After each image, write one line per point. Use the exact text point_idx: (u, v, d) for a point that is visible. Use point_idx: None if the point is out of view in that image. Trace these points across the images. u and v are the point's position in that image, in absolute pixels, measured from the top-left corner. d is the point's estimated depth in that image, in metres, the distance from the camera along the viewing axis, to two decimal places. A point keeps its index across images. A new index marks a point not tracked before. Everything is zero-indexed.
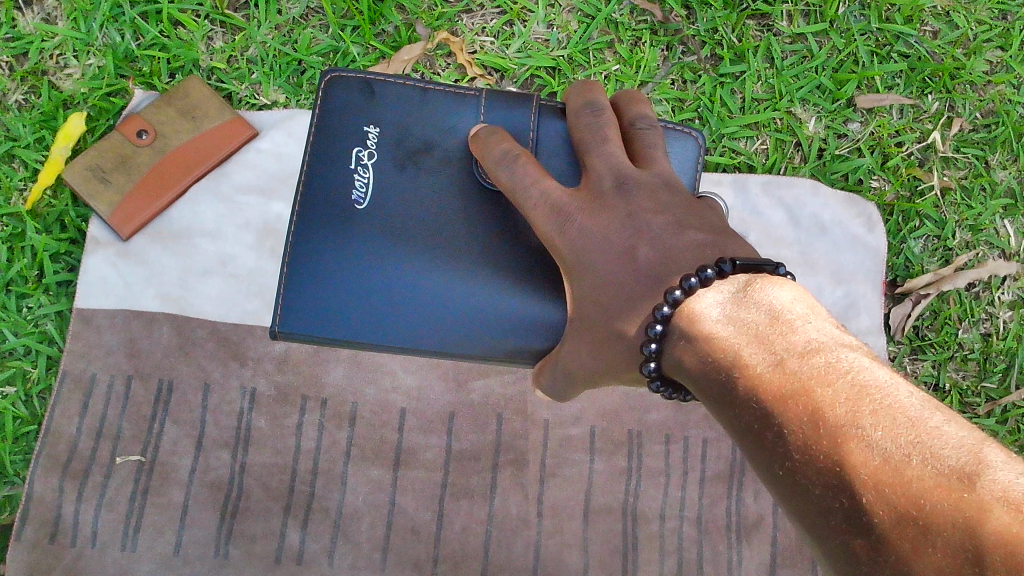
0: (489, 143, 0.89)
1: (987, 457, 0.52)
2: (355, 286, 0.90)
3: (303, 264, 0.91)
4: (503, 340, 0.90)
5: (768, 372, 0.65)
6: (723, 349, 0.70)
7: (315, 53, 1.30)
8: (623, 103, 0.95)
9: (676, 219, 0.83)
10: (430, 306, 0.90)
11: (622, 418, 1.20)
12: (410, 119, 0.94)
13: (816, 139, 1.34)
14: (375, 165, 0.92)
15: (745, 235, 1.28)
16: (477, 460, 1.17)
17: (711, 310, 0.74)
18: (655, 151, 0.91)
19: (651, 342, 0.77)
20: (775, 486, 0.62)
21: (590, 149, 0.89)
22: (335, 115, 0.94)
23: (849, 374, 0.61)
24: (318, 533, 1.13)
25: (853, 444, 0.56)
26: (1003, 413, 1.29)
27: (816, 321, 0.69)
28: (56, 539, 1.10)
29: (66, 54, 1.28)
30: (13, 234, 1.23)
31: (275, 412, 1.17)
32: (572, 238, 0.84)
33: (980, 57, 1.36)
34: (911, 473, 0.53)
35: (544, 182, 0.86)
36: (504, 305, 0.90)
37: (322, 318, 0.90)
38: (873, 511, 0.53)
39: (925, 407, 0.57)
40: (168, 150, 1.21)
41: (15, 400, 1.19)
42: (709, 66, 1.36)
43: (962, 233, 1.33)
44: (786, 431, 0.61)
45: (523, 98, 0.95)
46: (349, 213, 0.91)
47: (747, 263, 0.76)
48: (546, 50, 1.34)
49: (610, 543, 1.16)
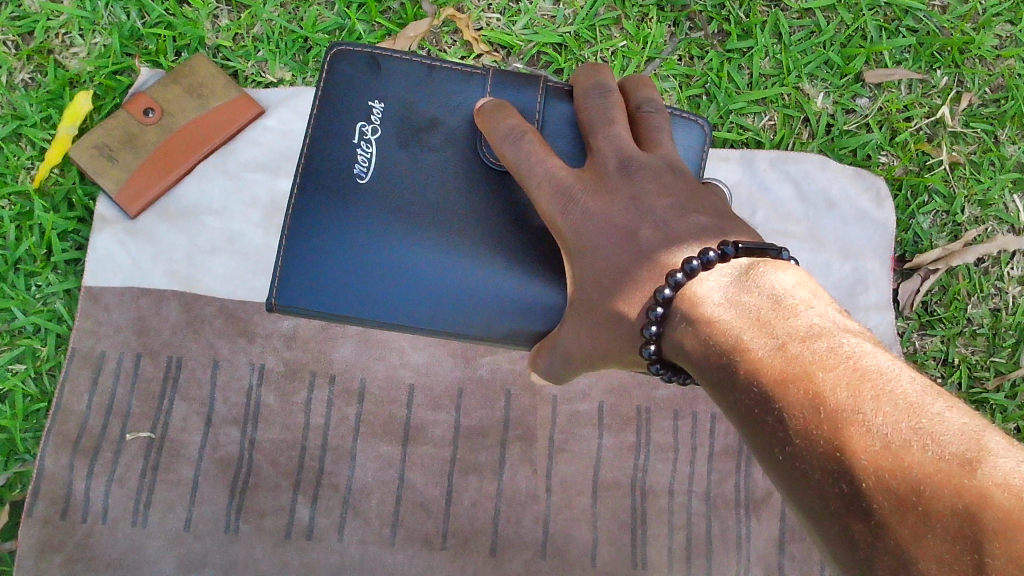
0: (494, 119, 0.88)
1: (988, 444, 0.52)
2: (354, 269, 0.90)
3: (304, 247, 0.91)
4: (501, 321, 0.90)
5: (769, 356, 0.65)
6: (724, 332, 0.70)
7: (321, 30, 1.30)
8: (630, 87, 0.95)
9: (679, 202, 0.83)
10: (429, 288, 0.90)
11: (630, 394, 1.20)
12: (416, 96, 0.94)
13: (824, 115, 1.34)
14: (378, 141, 0.92)
15: (751, 211, 1.27)
16: (485, 436, 1.17)
17: (712, 293, 0.74)
18: (661, 134, 0.90)
19: (651, 325, 0.77)
20: (775, 471, 0.61)
21: (596, 130, 0.88)
22: (340, 88, 0.94)
23: (851, 359, 0.61)
24: (328, 509, 1.13)
25: (854, 429, 0.56)
26: (1012, 387, 1.28)
27: (818, 306, 0.69)
28: (67, 515, 1.11)
29: (72, 33, 1.28)
30: (21, 212, 1.23)
31: (284, 388, 1.17)
32: (576, 218, 0.84)
33: (989, 32, 1.35)
34: (911, 459, 0.52)
35: (550, 161, 0.86)
36: (504, 285, 0.90)
37: (324, 300, 0.91)
38: (872, 496, 0.53)
39: (928, 393, 0.57)
40: (175, 128, 1.21)
41: (25, 376, 1.19)
42: (717, 41, 1.36)
43: (972, 208, 1.32)
44: (786, 416, 0.60)
45: (532, 77, 0.95)
46: (353, 188, 0.91)
47: (750, 246, 0.76)
48: (552, 26, 1.33)
49: (618, 518, 1.16)
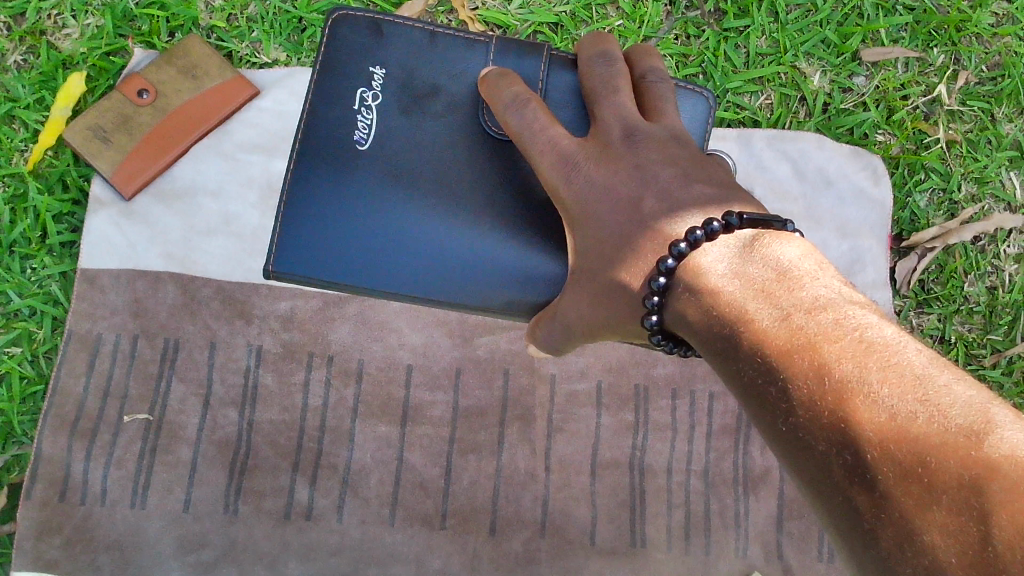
0: (499, 86, 0.88)
1: (996, 416, 0.52)
2: (353, 241, 0.90)
3: (303, 218, 0.90)
4: (501, 292, 0.90)
5: (773, 327, 0.65)
6: (727, 303, 0.70)
7: (315, 10, 1.29)
8: (637, 56, 0.94)
9: (683, 170, 0.82)
10: (429, 260, 0.89)
11: (628, 373, 1.20)
12: (418, 63, 0.93)
13: (821, 94, 1.33)
14: (379, 107, 0.92)
15: (750, 188, 1.27)
16: (484, 416, 1.18)
17: (716, 264, 0.74)
18: (666, 104, 0.90)
19: (653, 296, 0.77)
20: (777, 442, 0.61)
21: (600, 100, 0.88)
22: (343, 53, 0.94)
23: (857, 331, 0.61)
24: (327, 489, 1.13)
25: (859, 401, 0.56)
26: (1009, 365, 1.28)
27: (823, 278, 0.69)
28: (66, 497, 1.10)
29: (64, 14, 1.27)
30: (15, 195, 1.23)
31: (282, 369, 1.17)
32: (579, 187, 0.83)
33: (986, 10, 1.35)
34: (917, 430, 0.52)
35: (554, 128, 0.85)
36: (502, 259, 0.90)
37: (322, 271, 0.90)
38: (877, 468, 0.53)
39: (933, 365, 0.57)
40: (170, 109, 1.21)
41: (21, 359, 1.19)
42: (713, 20, 1.35)
43: (968, 185, 1.32)
44: (790, 386, 0.60)
45: (534, 47, 0.95)
46: (354, 155, 0.91)
47: (754, 217, 0.76)
48: (548, 5, 1.33)
49: (617, 497, 1.16)
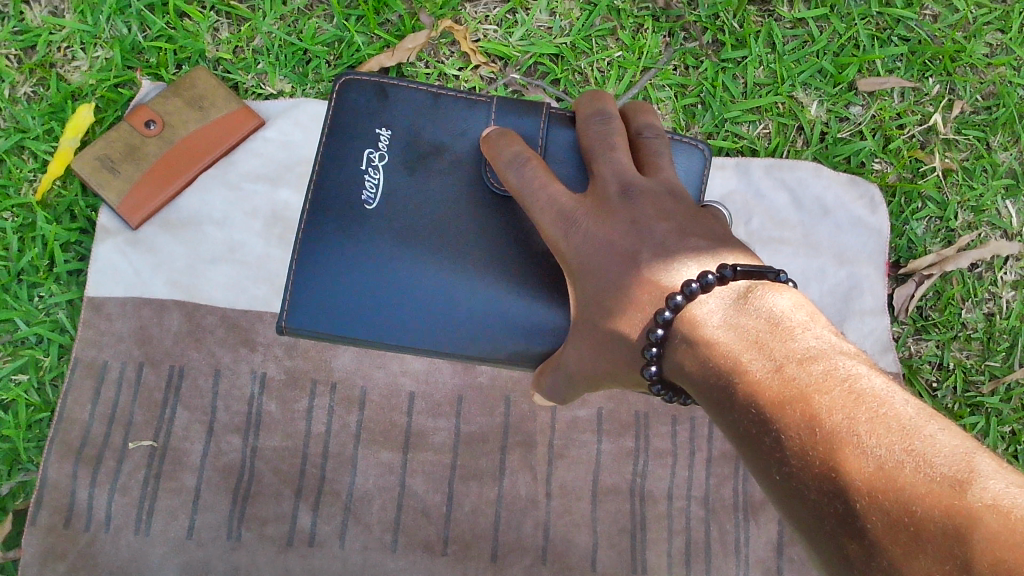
0: (500, 146, 0.90)
1: (979, 465, 0.53)
2: (361, 290, 0.92)
3: (311, 267, 0.92)
4: (505, 341, 0.91)
5: (767, 378, 0.66)
6: (723, 354, 0.71)
7: (320, 42, 1.31)
8: (631, 113, 0.96)
9: (679, 225, 0.84)
10: (435, 310, 0.91)
11: (628, 400, 1.21)
12: (422, 122, 0.96)
13: (818, 123, 1.35)
14: (386, 168, 0.94)
15: (746, 218, 1.29)
16: (485, 442, 1.18)
17: (711, 315, 0.75)
18: (662, 160, 0.92)
19: (651, 346, 0.78)
20: (773, 491, 0.62)
21: (597, 156, 0.90)
22: (348, 116, 0.96)
23: (847, 382, 0.62)
24: (329, 515, 1.14)
25: (848, 450, 0.57)
26: (1007, 391, 1.29)
27: (815, 328, 0.70)
28: (71, 523, 1.11)
29: (74, 47, 1.29)
30: (24, 224, 1.24)
31: (285, 396, 1.18)
32: (577, 241, 0.85)
33: (980, 40, 1.37)
34: (904, 480, 0.53)
35: (553, 188, 0.87)
36: (506, 307, 0.91)
37: (330, 322, 0.92)
38: (866, 517, 0.54)
39: (921, 415, 0.58)
40: (176, 140, 1.23)
41: (28, 387, 1.20)
42: (711, 52, 1.37)
43: (965, 214, 1.33)
44: (783, 437, 0.61)
45: (533, 105, 0.96)
46: (360, 214, 0.93)
47: (748, 269, 0.77)
48: (548, 37, 1.35)
49: (618, 523, 1.16)
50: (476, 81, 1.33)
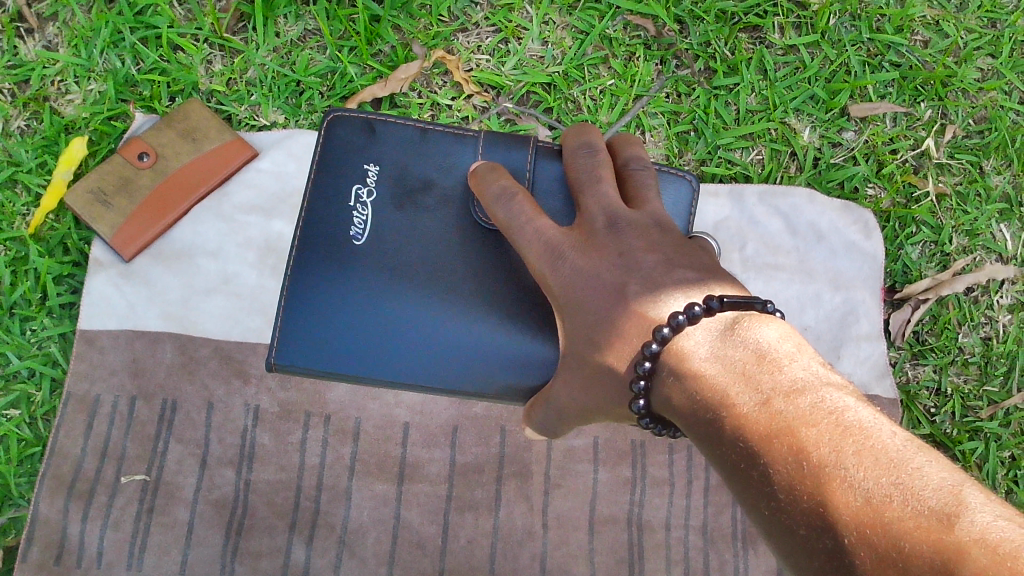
0: (487, 180, 0.90)
1: (967, 498, 0.52)
2: (351, 327, 0.91)
3: (301, 303, 0.92)
4: (497, 376, 0.90)
5: (754, 412, 0.65)
6: (711, 387, 0.70)
7: (313, 73, 1.32)
8: (618, 144, 0.97)
9: (665, 257, 0.84)
10: (426, 343, 0.91)
11: (625, 429, 1.20)
12: (410, 158, 0.96)
13: (811, 149, 1.35)
14: (374, 204, 0.94)
15: (742, 245, 1.29)
16: (481, 473, 1.18)
17: (699, 348, 0.75)
18: (650, 192, 0.92)
19: (639, 379, 0.77)
20: (762, 526, 0.61)
21: (584, 189, 0.90)
22: (337, 152, 0.96)
23: (833, 414, 0.61)
24: (324, 549, 1.13)
25: (835, 485, 0.56)
26: (1005, 416, 1.29)
27: (802, 359, 0.69)
28: (62, 559, 1.10)
29: (67, 80, 1.30)
30: (16, 258, 1.24)
31: (279, 428, 1.17)
32: (565, 276, 0.85)
33: (971, 65, 1.38)
34: (891, 514, 0.52)
35: (539, 221, 0.87)
36: (497, 341, 0.91)
37: (320, 359, 0.91)
38: (854, 552, 0.53)
39: (908, 447, 0.58)
40: (169, 172, 1.22)
41: (20, 421, 1.20)
42: (703, 78, 1.37)
43: (959, 238, 1.33)
44: (772, 471, 0.61)
45: (520, 139, 0.97)
46: (349, 250, 0.93)
47: (735, 301, 0.76)
48: (541, 66, 1.35)
49: (615, 553, 1.15)
50: (469, 111, 1.33)
